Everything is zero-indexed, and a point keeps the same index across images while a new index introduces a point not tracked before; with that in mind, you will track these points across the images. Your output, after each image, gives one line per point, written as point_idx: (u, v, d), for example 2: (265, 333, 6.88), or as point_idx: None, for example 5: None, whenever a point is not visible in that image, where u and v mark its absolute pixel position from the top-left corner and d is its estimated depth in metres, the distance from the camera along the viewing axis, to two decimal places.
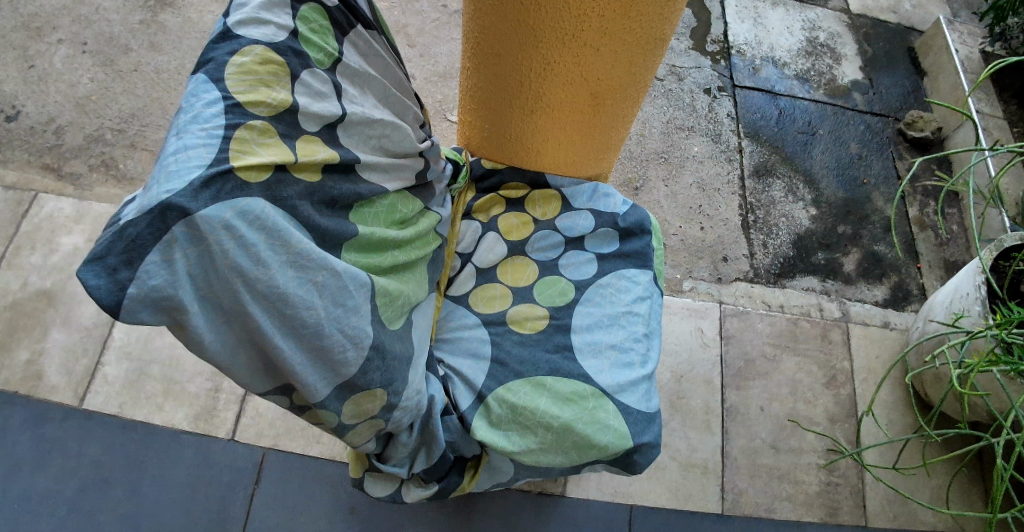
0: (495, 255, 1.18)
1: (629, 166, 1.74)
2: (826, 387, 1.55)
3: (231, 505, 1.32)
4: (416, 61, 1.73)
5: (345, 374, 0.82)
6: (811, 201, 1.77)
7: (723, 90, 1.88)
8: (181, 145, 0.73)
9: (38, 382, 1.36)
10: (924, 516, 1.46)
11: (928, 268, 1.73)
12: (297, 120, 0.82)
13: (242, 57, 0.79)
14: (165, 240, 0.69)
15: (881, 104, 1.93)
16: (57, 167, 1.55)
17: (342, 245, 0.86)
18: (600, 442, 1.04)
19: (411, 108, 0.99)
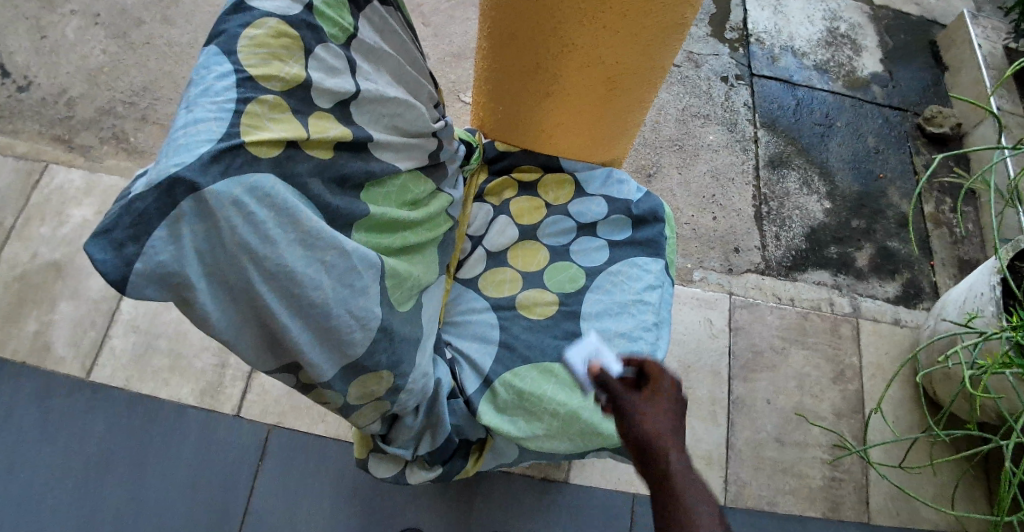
0: (506, 238, 1.18)
1: (642, 153, 1.73)
2: (834, 382, 1.55)
3: (234, 481, 1.32)
4: (429, 41, 1.71)
5: (351, 355, 0.82)
6: (825, 194, 1.75)
7: (740, 79, 1.85)
8: (192, 119, 0.73)
9: (46, 354, 1.36)
10: (927, 514, 1.46)
11: (941, 266, 1.71)
12: (310, 96, 0.81)
13: (254, 30, 0.78)
14: (172, 216, 0.69)
15: (901, 97, 1.90)
16: (68, 139, 1.54)
17: (353, 225, 0.85)
18: (606, 431, 1.04)
19: (425, 87, 0.98)
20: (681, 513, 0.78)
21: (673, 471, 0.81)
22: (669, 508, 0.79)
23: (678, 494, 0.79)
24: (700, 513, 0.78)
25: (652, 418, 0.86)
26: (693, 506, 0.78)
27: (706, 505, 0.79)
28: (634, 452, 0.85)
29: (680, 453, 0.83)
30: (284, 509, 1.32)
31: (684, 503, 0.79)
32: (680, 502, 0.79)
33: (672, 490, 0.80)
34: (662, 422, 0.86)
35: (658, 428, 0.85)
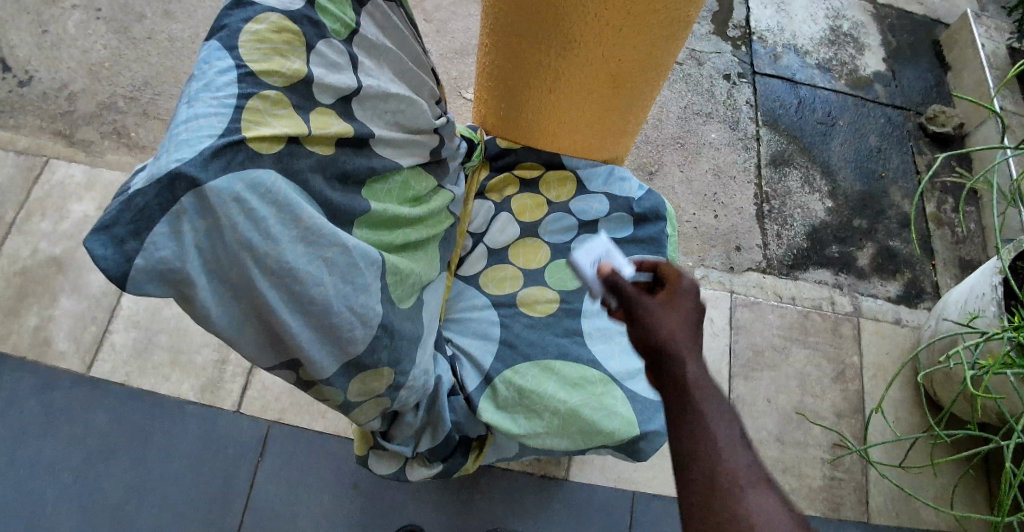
0: (507, 236, 1.17)
1: (644, 151, 1.73)
2: (835, 381, 1.55)
3: (234, 477, 1.32)
4: (432, 37, 1.71)
5: (352, 352, 0.82)
6: (827, 193, 1.75)
7: (743, 77, 1.85)
8: (193, 114, 0.72)
9: (47, 349, 1.36)
10: (927, 514, 1.46)
11: (943, 266, 1.71)
12: (312, 91, 0.81)
13: (256, 25, 0.77)
14: (173, 212, 0.68)
15: (903, 97, 1.90)
16: (69, 134, 1.54)
17: (354, 221, 0.85)
18: (606, 429, 1.04)
19: (427, 84, 0.98)
20: (698, 427, 0.75)
21: (690, 379, 0.78)
22: (685, 421, 0.76)
23: (694, 406, 0.76)
24: (717, 428, 0.75)
25: (668, 321, 0.83)
26: (711, 419, 0.75)
27: (724, 418, 0.76)
28: (646, 354, 0.82)
29: (697, 361, 0.80)
30: (284, 505, 1.32)
31: (702, 417, 0.76)
32: (697, 415, 0.76)
33: (688, 400, 0.77)
34: (678, 325, 0.83)
35: (674, 330, 0.82)
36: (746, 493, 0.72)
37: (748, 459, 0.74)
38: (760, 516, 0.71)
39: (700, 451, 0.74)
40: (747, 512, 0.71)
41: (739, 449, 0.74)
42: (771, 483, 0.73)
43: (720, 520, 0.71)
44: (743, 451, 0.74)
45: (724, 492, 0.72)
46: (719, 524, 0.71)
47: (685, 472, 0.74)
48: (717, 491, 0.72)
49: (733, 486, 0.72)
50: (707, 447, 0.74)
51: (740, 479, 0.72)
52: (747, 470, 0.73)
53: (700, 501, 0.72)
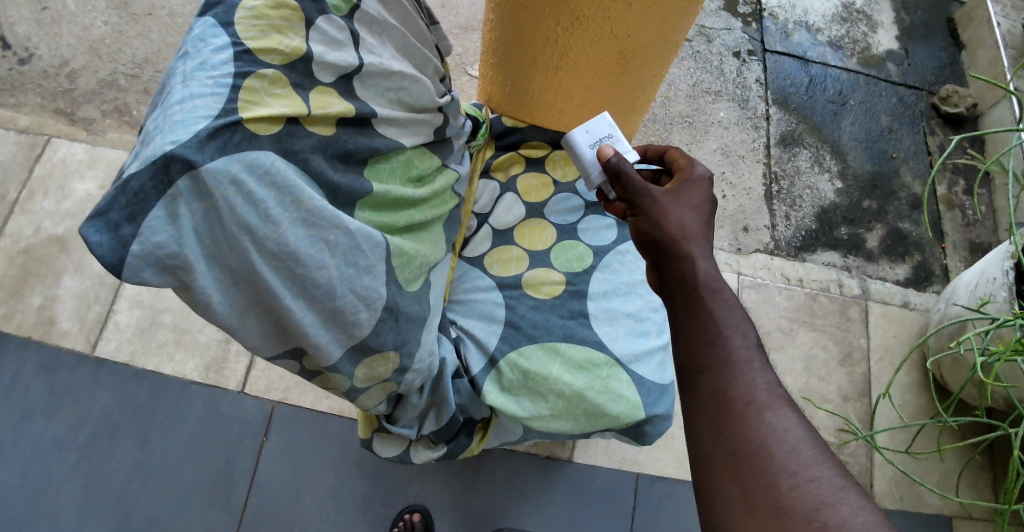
0: (513, 216, 1.16)
1: (652, 130, 1.70)
2: (841, 364, 1.54)
3: (240, 457, 1.32)
4: (436, 13, 1.68)
5: (358, 336, 0.81)
6: (837, 173, 1.73)
7: (753, 54, 1.82)
8: (187, 94, 0.70)
9: (51, 328, 1.36)
10: (931, 499, 1.46)
11: (953, 249, 1.69)
12: (311, 69, 0.78)
13: (253, 0, 0.75)
14: (169, 194, 0.66)
15: (916, 76, 1.87)
16: (70, 112, 1.53)
17: (357, 202, 0.83)
18: (611, 412, 1.03)
19: (430, 60, 0.95)
20: (709, 342, 0.77)
21: (701, 287, 0.80)
22: (696, 333, 0.78)
23: (706, 320, 0.78)
24: (731, 344, 0.77)
25: (677, 210, 0.86)
26: (724, 333, 0.77)
27: (737, 331, 0.78)
28: (652, 240, 0.85)
29: (709, 263, 0.82)
30: (287, 485, 1.32)
31: (714, 329, 0.77)
32: (709, 329, 0.77)
33: (697, 303, 0.79)
34: (687, 215, 0.86)
35: (683, 218, 0.85)
36: (760, 413, 0.73)
37: (764, 378, 0.75)
38: (774, 437, 0.72)
39: (713, 369, 0.76)
40: (761, 432, 0.72)
41: (754, 366, 0.76)
42: (790, 404, 0.74)
43: (732, 437, 0.72)
44: (758, 371, 0.76)
45: (736, 412, 0.73)
46: (730, 441, 0.72)
47: (697, 388, 0.76)
48: (729, 411, 0.73)
49: (747, 406, 0.73)
50: (719, 363, 0.76)
51: (755, 399, 0.74)
52: (762, 390, 0.74)
53: (712, 418, 0.74)
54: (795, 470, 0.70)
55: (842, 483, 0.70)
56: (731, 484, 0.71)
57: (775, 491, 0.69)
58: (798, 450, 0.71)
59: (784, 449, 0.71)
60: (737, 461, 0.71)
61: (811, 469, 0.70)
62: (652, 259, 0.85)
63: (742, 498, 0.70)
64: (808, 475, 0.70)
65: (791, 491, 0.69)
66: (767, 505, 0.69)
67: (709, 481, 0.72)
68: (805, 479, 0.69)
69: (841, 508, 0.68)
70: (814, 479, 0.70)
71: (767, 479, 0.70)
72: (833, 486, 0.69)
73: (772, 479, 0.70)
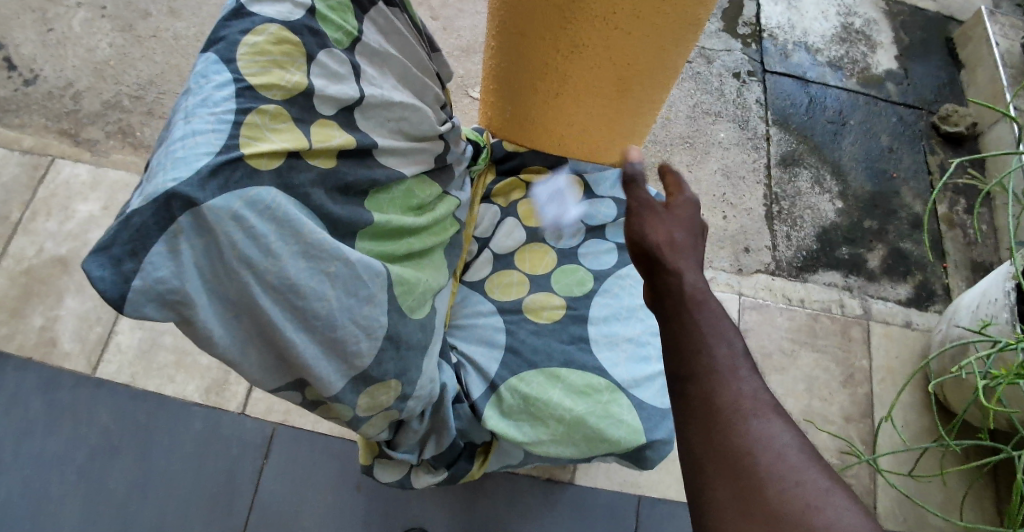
0: (514, 240, 1.16)
1: (652, 150, 1.71)
2: (843, 385, 1.54)
3: (241, 479, 1.32)
4: (438, 34, 1.69)
5: (359, 366, 0.81)
6: (837, 193, 1.73)
7: (753, 75, 1.83)
8: (189, 130, 0.70)
9: (52, 349, 1.36)
10: (935, 521, 1.45)
11: (954, 268, 1.69)
12: (312, 103, 0.79)
13: (254, 37, 0.75)
14: (171, 231, 0.67)
15: (916, 95, 1.87)
16: (74, 133, 1.54)
17: (358, 232, 0.83)
18: (612, 437, 1.03)
19: (430, 88, 0.96)
20: (698, 348, 0.76)
21: (688, 297, 0.80)
22: (684, 341, 0.77)
23: (695, 327, 0.78)
24: (717, 351, 0.76)
25: (665, 225, 0.87)
26: (710, 342, 0.77)
27: (724, 339, 0.77)
28: (642, 255, 0.85)
29: (697, 278, 0.82)
30: (289, 506, 1.32)
31: (701, 337, 0.77)
32: (695, 337, 0.77)
33: (684, 314, 0.79)
34: (677, 232, 0.86)
35: (672, 234, 0.86)
36: (748, 420, 0.72)
37: (752, 383, 0.75)
38: (761, 443, 0.71)
39: (701, 376, 0.75)
40: (749, 438, 0.71)
41: (740, 374, 0.75)
42: (777, 409, 0.74)
43: (724, 443, 0.72)
44: (745, 378, 0.75)
45: (726, 419, 0.73)
46: (722, 447, 0.72)
47: (687, 395, 0.75)
48: (719, 418, 0.73)
49: (736, 413, 0.73)
50: (707, 371, 0.75)
51: (743, 406, 0.73)
52: (749, 395, 0.74)
53: (702, 424, 0.73)
54: (783, 474, 0.70)
55: (829, 486, 0.69)
56: (723, 489, 0.70)
57: (765, 495, 0.69)
58: (786, 455, 0.71)
59: (774, 454, 0.71)
60: (729, 465, 0.71)
61: (799, 473, 0.70)
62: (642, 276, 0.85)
63: (735, 503, 0.69)
64: (796, 479, 0.69)
65: (780, 496, 0.68)
66: (758, 510, 0.68)
67: (703, 485, 0.72)
68: (792, 483, 0.69)
69: (827, 511, 0.68)
70: (801, 482, 0.69)
71: (757, 484, 0.69)
72: (820, 489, 0.69)
73: (761, 483, 0.69)
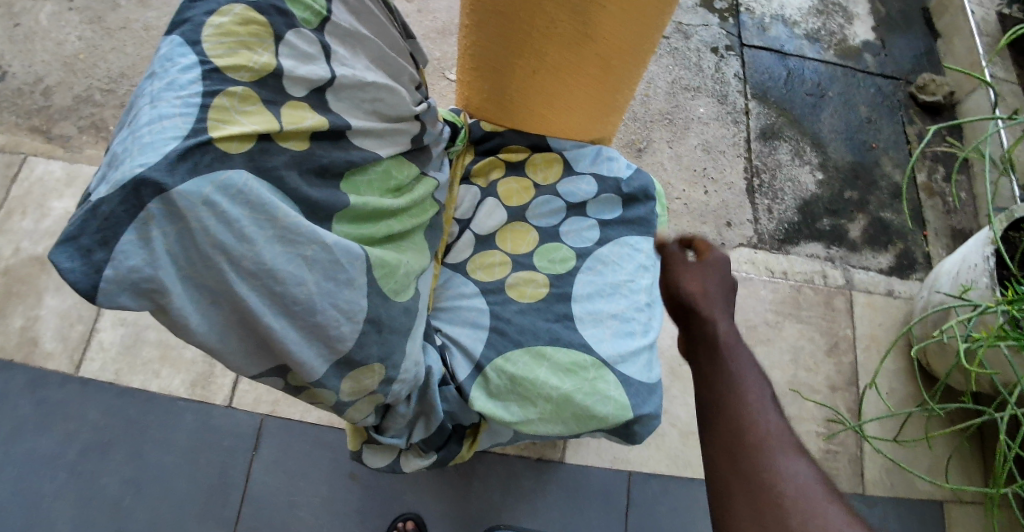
0: (495, 221, 1.15)
1: (632, 127, 1.70)
2: (828, 354, 1.55)
3: (231, 471, 1.31)
4: (413, 17, 1.68)
5: (341, 350, 0.80)
6: (817, 165, 1.74)
7: (731, 49, 1.82)
8: (156, 115, 0.69)
9: (34, 349, 1.34)
10: (921, 485, 1.47)
11: (935, 236, 1.71)
12: (282, 85, 0.78)
13: (220, 18, 0.74)
14: (141, 218, 0.66)
15: (894, 66, 1.88)
16: (46, 130, 1.51)
17: (334, 216, 0.82)
18: (600, 414, 1.03)
19: (406, 69, 0.94)
20: (725, 383, 0.80)
21: (721, 343, 0.84)
22: (714, 375, 0.82)
23: (725, 366, 0.82)
24: (745, 383, 0.80)
25: (699, 277, 0.96)
26: (738, 376, 0.81)
27: (752, 378, 0.81)
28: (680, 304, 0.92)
29: (728, 326, 0.87)
30: (282, 496, 1.32)
31: (730, 373, 0.81)
32: (728, 371, 0.81)
33: (716, 353, 0.84)
34: (710, 283, 0.94)
35: (706, 286, 0.94)
36: (774, 454, 0.74)
37: (778, 421, 0.77)
38: (785, 477, 0.73)
39: (728, 408, 0.78)
40: (773, 468, 0.73)
41: (767, 404, 0.79)
42: (800, 446, 0.76)
43: (745, 470, 0.74)
44: (771, 409, 0.78)
45: (754, 451, 0.75)
46: (744, 473, 0.74)
47: (713, 424, 0.78)
48: (746, 447, 0.75)
49: (761, 442, 0.75)
50: (733, 400, 0.79)
51: (768, 439, 0.75)
52: (776, 432, 0.76)
53: (725, 447, 0.76)
54: (806, 507, 0.71)
55: (850, 520, 0.71)
56: (742, 511, 0.72)
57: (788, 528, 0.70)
58: (808, 488, 0.73)
59: (796, 488, 0.72)
60: (748, 489, 0.73)
61: (819, 508, 0.71)
62: (679, 321, 0.91)
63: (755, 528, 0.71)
64: (817, 512, 0.71)
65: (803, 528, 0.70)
66: None
67: (723, 511, 0.73)
68: (816, 516, 0.71)
69: None
70: (821, 518, 0.71)
71: (780, 513, 0.71)
72: (841, 524, 0.70)
73: (780, 504, 0.72)
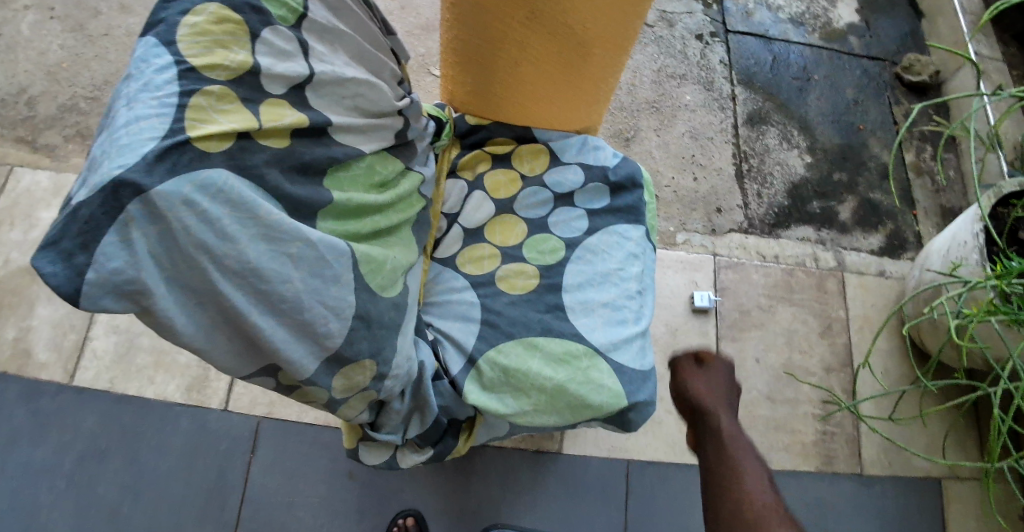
0: (483, 214, 1.15)
1: (619, 117, 1.70)
2: (822, 336, 1.55)
3: (229, 474, 1.31)
4: (396, 14, 1.67)
5: (330, 347, 0.80)
6: (806, 148, 1.74)
7: (715, 36, 1.82)
8: (132, 116, 0.69)
9: (27, 360, 1.34)
10: (918, 463, 1.48)
11: (925, 215, 1.71)
12: (260, 82, 0.77)
13: (194, 17, 0.74)
14: (121, 220, 0.66)
15: (879, 47, 1.88)
16: (32, 140, 1.51)
17: (318, 212, 0.82)
18: (594, 402, 1.03)
19: (387, 64, 0.94)
20: (728, 471, 0.84)
21: (725, 436, 0.88)
22: (718, 463, 0.85)
23: (727, 456, 0.86)
24: (745, 468, 0.84)
25: (709, 388, 0.94)
26: (739, 462, 0.85)
27: (753, 465, 0.85)
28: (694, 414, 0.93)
29: (731, 420, 0.91)
30: (281, 497, 1.32)
31: (732, 460, 0.85)
32: (729, 459, 0.85)
33: (720, 443, 0.87)
34: (718, 392, 0.94)
35: (715, 394, 0.94)
36: None
37: (779, 506, 0.81)
38: None
39: (732, 495, 0.82)
40: None
41: (766, 489, 0.82)
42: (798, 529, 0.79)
43: None
44: (770, 495, 0.82)
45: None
46: None
47: (717, 512, 0.82)
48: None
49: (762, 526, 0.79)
50: (735, 486, 0.82)
51: (767, 522, 0.79)
52: (776, 518, 0.79)
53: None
54: None
55: None
56: None
57: None
58: None
59: None
60: None
61: None
62: (689, 424, 0.93)
63: None
64: None
65: None
66: None
67: None
68: None
69: None
70: None
71: None
72: None
73: None
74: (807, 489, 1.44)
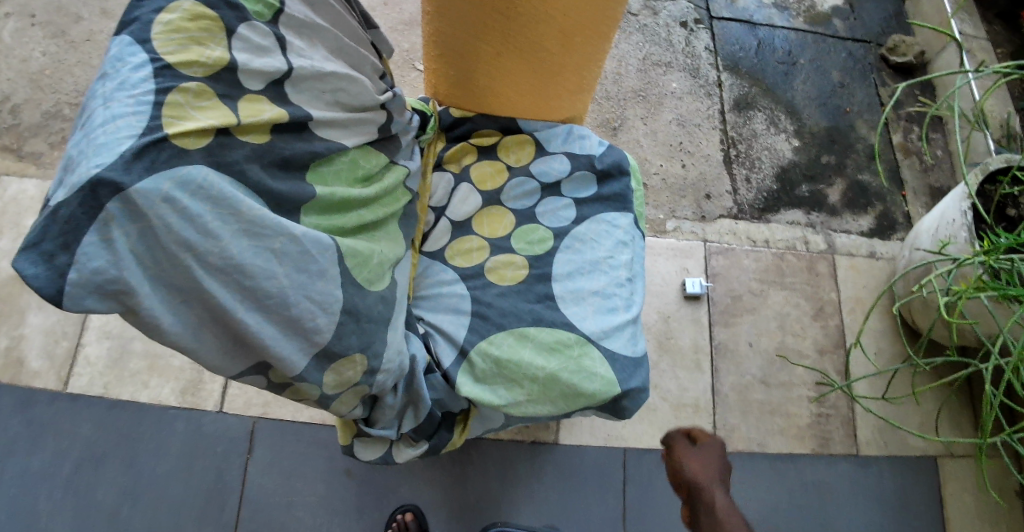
0: (470, 206, 1.15)
1: (606, 106, 1.70)
2: (815, 319, 1.56)
3: (226, 476, 1.31)
4: (379, 11, 1.67)
5: (320, 343, 0.80)
6: (793, 132, 1.74)
7: (700, 23, 1.82)
8: (109, 115, 0.69)
9: (20, 369, 1.33)
10: (914, 442, 1.49)
11: (914, 195, 1.71)
12: (238, 78, 0.77)
13: (168, 15, 0.74)
14: (101, 219, 0.66)
15: (863, 29, 1.88)
16: (16, 148, 1.50)
17: (302, 208, 0.82)
18: (587, 391, 1.03)
19: (368, 58, 0.94)
20: None
21: (719, 513, 0.95)
22: None
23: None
24: None
25: (702, 463, 1.02)
26: None
27: None
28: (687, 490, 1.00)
29: (725, 497, 0.97)
30: (279, 496, 1.32)
31: None
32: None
33: (715, 519, 0.94)
34: (711, 469, 1.02)
35: (708, 470, 1.01)
36: None
37: None
38: None
39: None
40: None
41: None
42: None
43: None
44: None
45: None
46: None
47: None
48: None
49: None
50: None
51: None
52: None
53: None
54: None
55: None
56: None
57: None
58: None
59: None
60: None
61: None
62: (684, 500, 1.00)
63: None
64: None
65: None
66: None
67: None
68: None
69: None
70: None
71: None
72: None
73: None
74: (804, 472, 1.45)
